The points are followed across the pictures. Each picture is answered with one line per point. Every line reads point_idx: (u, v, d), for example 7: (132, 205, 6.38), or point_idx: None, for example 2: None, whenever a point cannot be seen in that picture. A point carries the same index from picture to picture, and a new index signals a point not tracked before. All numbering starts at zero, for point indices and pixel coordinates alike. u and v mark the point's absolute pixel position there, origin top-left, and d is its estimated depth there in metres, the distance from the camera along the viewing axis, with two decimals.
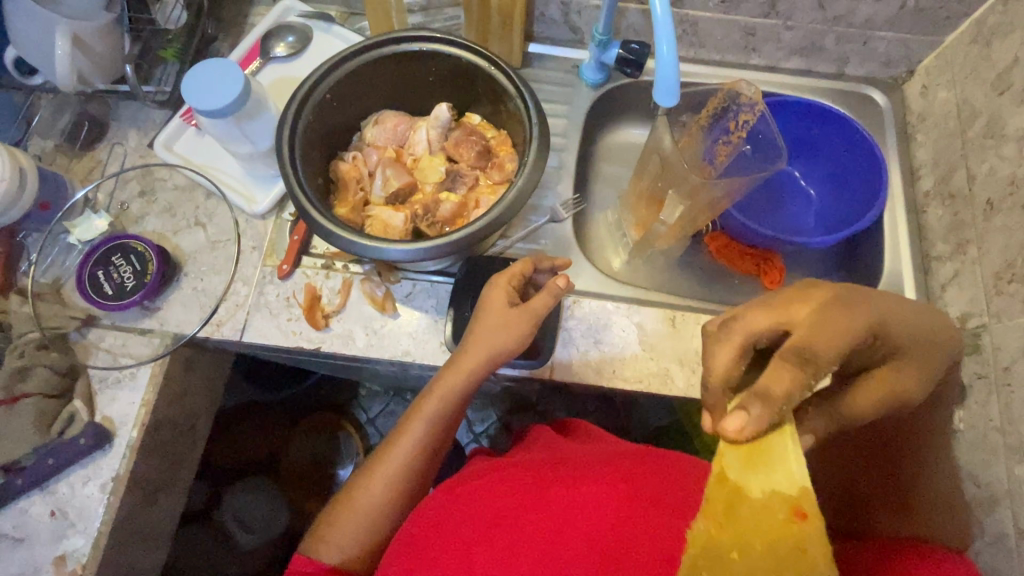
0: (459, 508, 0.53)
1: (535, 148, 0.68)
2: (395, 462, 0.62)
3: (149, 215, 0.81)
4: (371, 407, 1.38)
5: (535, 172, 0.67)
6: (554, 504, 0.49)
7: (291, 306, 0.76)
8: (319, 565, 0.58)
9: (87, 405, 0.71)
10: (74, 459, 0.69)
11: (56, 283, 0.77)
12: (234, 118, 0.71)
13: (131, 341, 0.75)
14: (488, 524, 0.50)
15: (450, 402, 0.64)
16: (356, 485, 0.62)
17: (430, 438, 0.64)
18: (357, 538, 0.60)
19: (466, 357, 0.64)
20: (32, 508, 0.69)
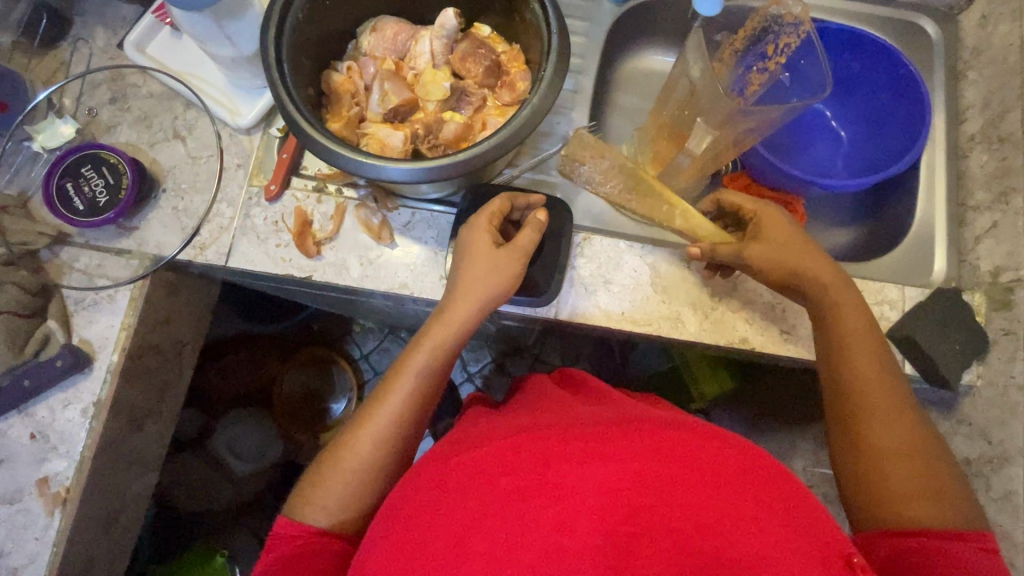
0: (447, 483, 0.43)
1: (552, 62, 0.60)
2: (380, 423, 0.59)
3: (122, 125, 0.74)
4: (365, 342, 1.35)
5: (551, 89, 0.60)
6: (558, 485, 0.40)
7: (280, 231, 0.70)
8: (307, 528, 0.56)
9: (62, 327, 0.67)
10: (52, 382, 0.65)
11: (23, 196, 0.71)
12: (213, 14, 0.62)
13: (108, 262, 0.70)
14: (480, 509, 0.40)
15: (437, 359, 0.61)
16: (340, 448, 0.59)
17: (417, 398, 0.60)
18: (346, 499, 0.57)
19: (451, 308, 0.61)
20: (11, 430, 0.66)
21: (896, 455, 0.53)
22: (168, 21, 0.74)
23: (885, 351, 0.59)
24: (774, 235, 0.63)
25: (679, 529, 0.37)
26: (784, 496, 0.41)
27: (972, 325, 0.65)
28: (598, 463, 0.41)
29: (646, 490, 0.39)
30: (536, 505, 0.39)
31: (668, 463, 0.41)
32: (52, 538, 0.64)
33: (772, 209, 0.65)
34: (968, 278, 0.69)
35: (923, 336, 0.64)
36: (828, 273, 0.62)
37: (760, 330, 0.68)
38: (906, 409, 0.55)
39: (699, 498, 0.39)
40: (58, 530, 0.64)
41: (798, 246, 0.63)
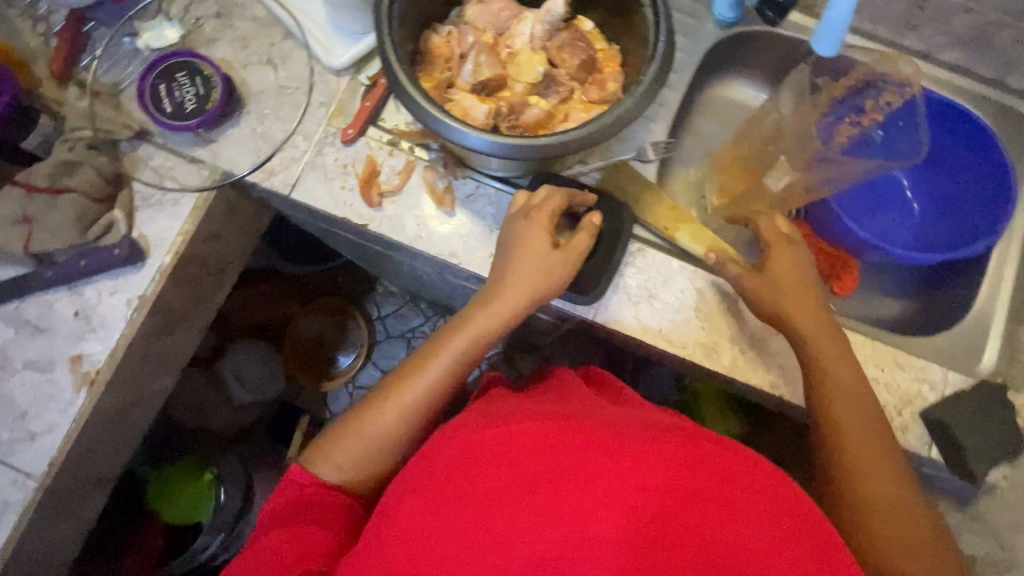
0: (476, 452, 0.44)
1: (654, 69, 0.60)
2: (412, 397, 0.60)
3: (221, 40, 0.75)
4: (384, 304, 1.38)
5: (647, 95, 0.60)
6: (587, 475, 0.40)
7: (347, 174, 0.72)
8: (319, 481, 0.58)
9: (126, 218, 0.69)
10: (105, 268, 0.68)
11: (115, 86, 0.72)
12: None
13: (180, 167, 0.72)
14: (508, 486, 0.41)
15: (477, 344, 0.61)
16: (367, 413, 0.60)
17: (449, 377, 0.61)
18: (362, 462, 0.59)
19: (502, 298, 0.61)
20: (57, 304, 0.69)
21: (874, 505, 0.53)
22: None
23: (869, 401, 0.59)
24: (780, 271, 0.64)
25: (705, 539, 0.37)
26: (813, 531, 0.40)
27: (1011, 424, 0.64)
28: (630, 462, 0.41)
29: (677, 497, 0.39)
30: (564, 491, 0.40)
31: (700, 475, 0.41)
32: (73, 414, 0.67)
33: (785, 239, 0.66)
34: (1015, 377, 0.68)
35: (959, 424, 0.63)
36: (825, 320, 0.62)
37: (792, 379, 0.67)
38: (883, 460, 0.55)
39: (728, 514, 0.39)
40: (81, 408, 0.67)
41: (804, 285, 0.63)
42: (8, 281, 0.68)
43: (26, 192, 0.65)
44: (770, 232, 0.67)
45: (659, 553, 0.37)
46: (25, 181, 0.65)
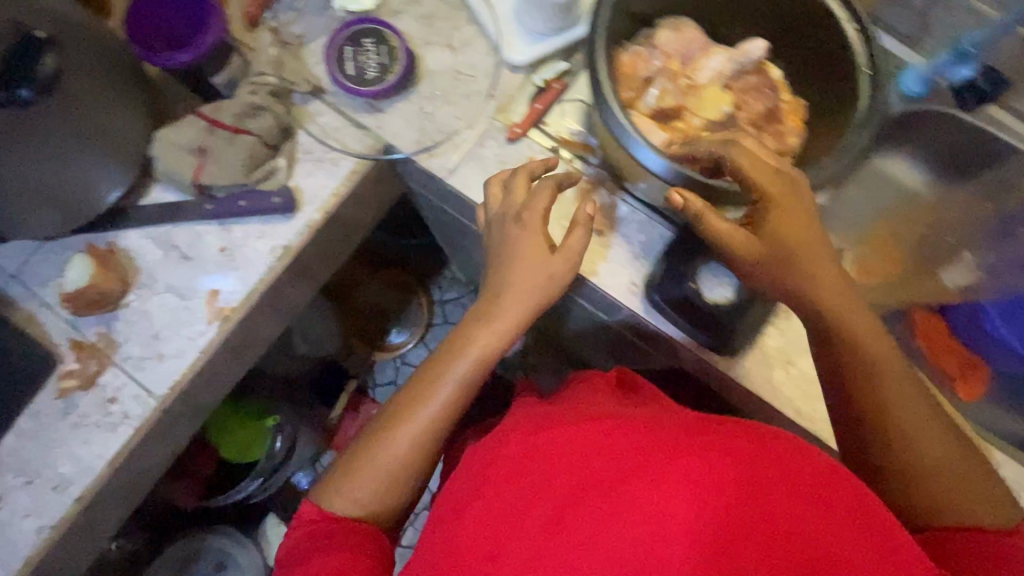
0: (527, 455, 0.45)
1: (859, 141, 0.59)
2: (426, 419, 0.60)
3: (407, 14, 0.76)
4: (448, 288, 1.38)
5: (849, 166, 0.58)
6: (642, 471, 0.41)
7: (505, 171, 0.72)
8: (333, 516, 0.58)
9: (287, 168, 0.71)
10: (260, 212, 0.69)
11: (300, 39, 0.74)
12: None
13: (346, 129, 0.72)
14: (563, 489, 0.42)
15: (479, 362, 0.61)
16: (380, 441, 0.60)
17: (455, 400, 0.60)
18: (378, 493, 0.59)
19: (501, 318, 0.61)
20: (206, 236, 0.70)
21: (931, 467, 0.52)
22: None
23: (879, 331, 0.56)
24: (824, 282, 0.56)
25: (772, 530, 0.38)
26: (880, 522, 0.40)
27: None
28: (680, 456, 0.41)
29: (739, 492, 0.39)
30: (619, 488, 0.41)
31: (758, 470, 0.41)
32: (202, 344, 0.68)
33: (790, 202, 0.55)
34: None
35: None
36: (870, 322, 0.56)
37: None
38: (893, 406, 0.54)
39: (787, 502, 0.39)
40: (210, 340, 0.68)
41: (838, 286, 0.56)
42: (168, 205, 0.70)
43: (209, 125, 0.67)
44: (793, 209, 0.55)
45: (731, 549, 0.37)
46: (211, 116, 0.67)
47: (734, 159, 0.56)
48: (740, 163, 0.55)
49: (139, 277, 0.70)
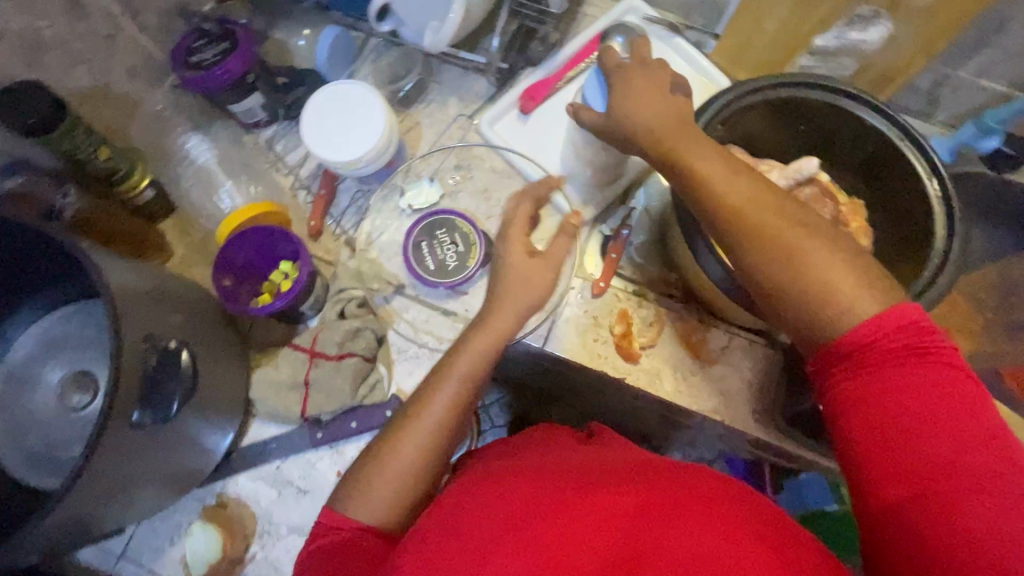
0: (455, 535, 0.39)
1: (937, 266, 0.59)
2: (427, 412, 0.53)
3: (464, 192, 0.77)
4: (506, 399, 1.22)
5: (954, 278, 0.58)
6: (564, 517, 0.37)
7: (599, 326, 0.72)
8: (354, 526, 0.48)
9: (387, 374, 0.69)
10: (374, 428, 0.68)
11: (367, 239, 0.74)
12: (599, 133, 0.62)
13: (435, 320, 0.72)
14: (480, 545, 0.37)
15: (461, 404, 0.54)
16: (382, 450, 0.51)
17: (439, 442, 0.52)
18: (398, 493, 0.50)
19: (468, 358, 0.56)
20: (319, 464, 0.68)
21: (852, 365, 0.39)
22: (524, 108, 0.80)
23: (858, 285, 0.40)
24: (857, 307, 0.39)
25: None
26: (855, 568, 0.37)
27: None
28: (611, 498, 0.38)
29: (648, 523, 0.36)
30: (540, 536, 0.36)
31: (687, 501, 0.38)
32: None
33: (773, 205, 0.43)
34: None
35: None
36: (921, 359, 0.37)
37: None
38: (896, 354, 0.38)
39: (708, 536, 0.35)
40: None
41: (869, 291, 0.39)
42: (275, 440, 0.68)
43: (309, 356, 0.67)
44: (778, 214, 0.43)
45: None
46: (311, 347, 0.67)
47: (646, 119, 0.50)
48: (636, 108, 0.51)
49: (258, 524, 0.66)
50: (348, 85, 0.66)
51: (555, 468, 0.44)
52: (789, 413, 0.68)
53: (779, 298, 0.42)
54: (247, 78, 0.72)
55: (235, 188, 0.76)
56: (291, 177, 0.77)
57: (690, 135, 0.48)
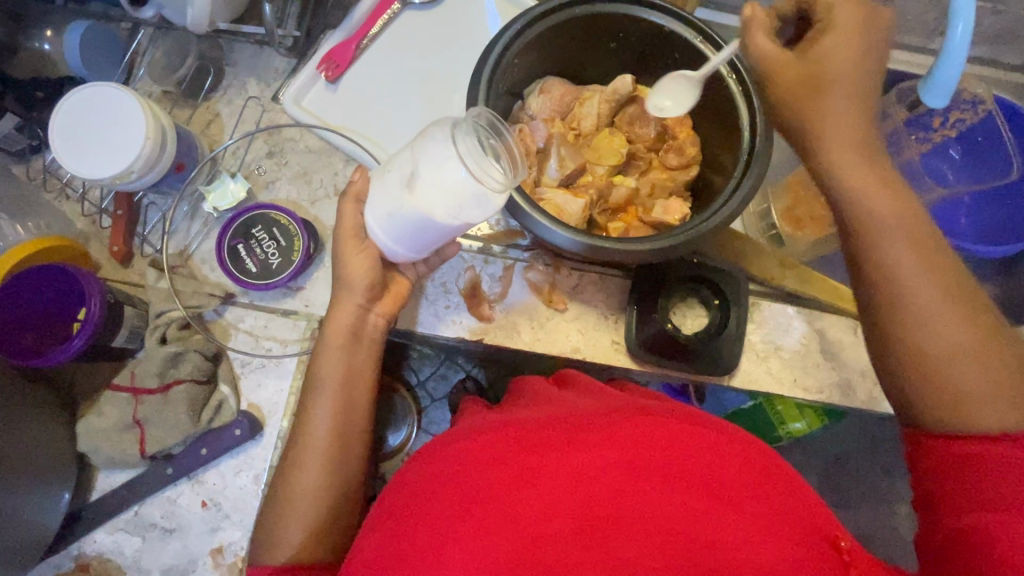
0: (433, 483, 0.38)
1: (744, 168, 0.60)
2: (317, 433, 0.54)
3: (281, 180, 0.71)
4: (422, 366, 1.04)
5: (752, 180, 0.58)
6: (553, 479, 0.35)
7: (448, 292, 0.70)
8: (271, 565, 0.50)
9: (233, 391, 0.65)
10: (226, 451, 0.64)
11: (184, 253, 0.68)
12: (403, 199, 0.54)
13: (274, 323, 0.67)
14: (479, 487, 0.36)
15: (343, 424, 0.55)
16: (281, 492, 0.53)
17: (338, 457, 0.54)
18: (315, 520, 0.52)
19: (326, 383, 0.56)
20: (180, 498, 0.64)
21: (947, 352, 0.46)
22: (328, 75, 0.73)
23: (960, 307, 0.46)
24: (971, 366, 0.45)
25: (661, 530, 0.34)
26: (779, 489, 0.37)
27: None
28: (591, 454, 0.36)
29: (625, 477, 0.35)
30: (517, 496, 0.35)
31: (653, 453, 0.36)
32: None
33: (923, 239, 0.48)
34: None
35: None
36: (1003, 416, 0.44)
37: None
38: (949, 356, 0.46)
39: (669, 492, 0.35)
40: None
41: (989, 352, 0.46)
42: (126, 488, 0.63)
43: (133, 394, 0.62)
44: (913, 248, 0.48)
45: (603, 535, 0.34)
46: (132, 384, 0.62)
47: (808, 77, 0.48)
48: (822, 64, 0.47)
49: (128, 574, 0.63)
50: (101, 89, 0.58)
51: (571, 419, 0.41)
52: (641, 340, 0.67)
53: (910, 307, 0.47)
54: None
55: (9, 222, 0.66)
56: (80, 202, 0.69)
57: (851, 92, 0.48)
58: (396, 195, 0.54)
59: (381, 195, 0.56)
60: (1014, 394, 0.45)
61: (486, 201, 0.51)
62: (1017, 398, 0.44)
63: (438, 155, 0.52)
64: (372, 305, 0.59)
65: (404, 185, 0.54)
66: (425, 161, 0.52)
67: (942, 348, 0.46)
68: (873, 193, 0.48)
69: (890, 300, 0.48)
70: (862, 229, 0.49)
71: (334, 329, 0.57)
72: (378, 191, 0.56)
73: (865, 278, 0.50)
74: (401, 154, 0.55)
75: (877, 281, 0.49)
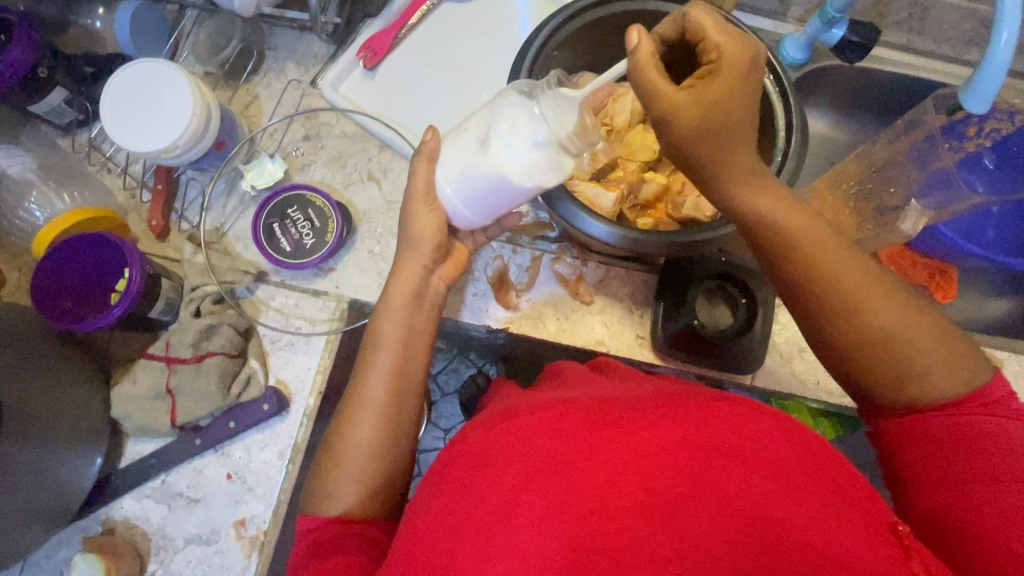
0: (493, 454, 0.39)
1: (782, 162, 0.59)
2: (373, 394, 0.55)
3: (316, 163, 0.73)
4: (431, 362, 1.05)
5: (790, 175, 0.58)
6: (616, 450, 0.36)
7: (475, 279, 0.71)
8: (325, 518, 0.50)
9: (262, 367, 0.66)
10: (254, 424, 0.65)
11: (220, 230, 0.70)
12: (481, 155, 0.54)
13: (304, 302, 0.68)
14: (539, 457, 0.37)
15: (398, 388, 0.56)
16: (333, 447, 0.54)
17: (391, 421, 0.55)
18: (365, 479, 0.52)
19: (386, 344, 0.57)
20: (207, 469, 0.65)
21: (884, 342, 0.46)
22: (367, 62, 0.74)
23: (886, 291, 0.47)
24: (920, 344, 0.46)
25: (723, 504, 0.34)
26: (838, 474, 0.37)
27: None
28: (655, 433, 0.37)
29: (692, 455, 0.36)
30: (585, 469, 0.36)
31: (716, 433, 0.37)
32: None
33: (807, 223, 0.47)
34: None
35: None
36: (951, 387, 0.45)
37: None
38: (889, 344, 0.46)
39: (735, 473, 0.35)
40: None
41: (924, 327, 0.46)
42: (154, 456, 0.65)
43: (166, 364, 0.64)
44: (811, 238, 0.47)
45: (668, 509, 0.34)
46: (166, 354, 0.64)
47: (684, 119, 0.42)
48: (705, 107, 0.42)
49: (153, 542, 0.64)
50: (154, 64, 0.60)
51: (625, 398, 0.42)
52: (667, 333, 0.67)
53: (844, 313, 0.47)
54: (38, 73, 0.64)
55: (53, 192, 0.68)
56: (121, 176, 0.70)
57: (741, 110, 0.43)
58: (470, 154, 0.54)
59: (455, 153, 0.56)
60: (952, 360, 0.46)
61: (561, 164, 0.52)
62: (952, 364, 0.45)
63: (518, 115, 0.52)
64: (436, 267, 0.60)
65: (480, 145, 0.54)
66: (503, 120, 0.53)
67: (873, 337, 0.46)
68: (753, 196, 0.47)
69: (828, 308, 0.48)
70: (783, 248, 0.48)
71: (381, 304, 0.58)
72: (451, 149, 0.56)
73: (792, 291, 0.49)
74: (477, 114, 0.55)
75: (804, 291, 0.48)
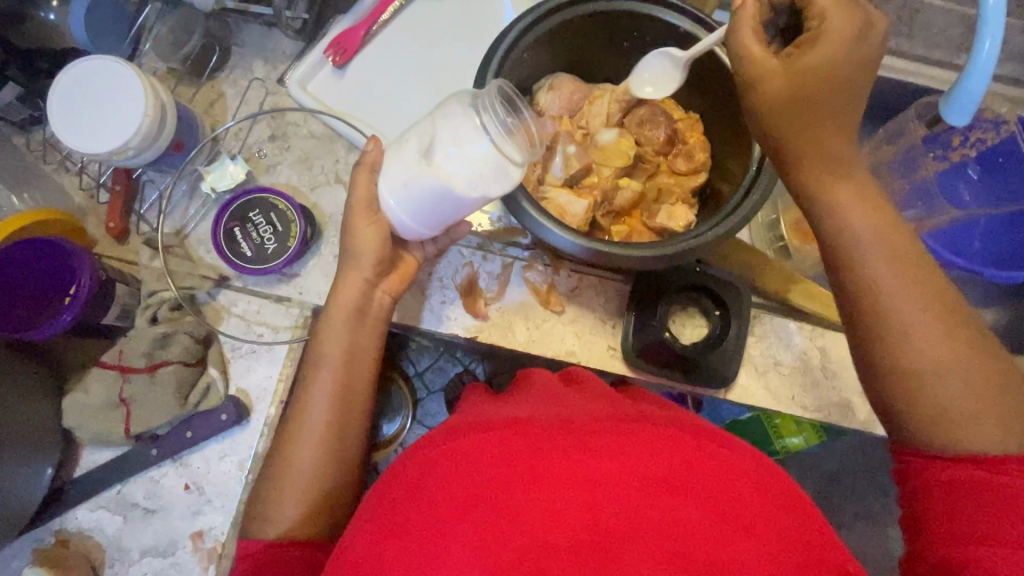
0: (429, 477, 0.37)
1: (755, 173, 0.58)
2: (315, 411, 0.54)
3: (282, 164, 0.70)
4: (419, 358, 1.02)
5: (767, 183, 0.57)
6: (552, 480, 0.34)
7: (443, 287, 0.69)
8: (263, 542, 0.49)
9: (222, 375, 0.65)
10: (212, 435, 0.63)
11: (181, 233, 0.68)
12: (421, 166, 0.53)
13: (266, 309, 0.66)
14: (474, 486, 0.35)
15: (343, 404, 0.54)
16: (277, 467, 0.53)
17: (334, 438, 0.53)
18: (307, 499, 0.51)
19: (329, 360, 0.55)
20: (164, 479, 0.63)
21: (931, 367, 0.45)
22: (335, 60, 0.72)
23: (948, 315, 0.46)
24: (961, 383, 0.44)
25: (658, 543, 0.32)
26: (784, 513, 0.35)
27: None
28: (596, 463, 0.35)
29: (637, 490, 0.34)
30: (523, 499, 0.34)
31: (663, 467, 0.35)
32: None
33: (887, 232, 0.48)
34: None
35: None
36: (993, 438, 0.43)
37: None
38: (935, 372, 0.45)
39: (675, 510, 0.33)
40: None
41: (974, 369, 0.45)
42: (109, 466, 0.63)
43: (121, 372, 0.62)
44: (881, 246, 0.47)
45: (605, 548, 0.32)
46: (120, 362, 0.62)
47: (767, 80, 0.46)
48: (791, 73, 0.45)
49: (107, 553, 0.62)
50: (102, 61, 0.57)
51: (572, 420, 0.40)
52: (635, 346, 0.66)
53: (895, 324, 0.46)
54: None
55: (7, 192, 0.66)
56: (79, 175, 0.68)
57: (834, 88, 0.45)
58: (412, 165, 0.53)
59: (397, 165, 0.55)
60: (998, 412, 0.44)
61: (505, 173, 0.50)
62: (997, 414, 0.44)
63: (457, 125, 0.51)
64: (378, 282, 0.58)
65: (422, 156, 0.53)
66: (443, 131, 0.52)
67: (922, 361, 0.45)
68: (834, 186, 0.48)
69: (878, 317, 0.47)
70: (846, 241, 0.48)
71: (332, 316, 0.56)
72: (393, 160, 0.55)
73: (847, 296, 0.49)
74: (420, 125, 0.54)
75: (859, 296, 0.48)
